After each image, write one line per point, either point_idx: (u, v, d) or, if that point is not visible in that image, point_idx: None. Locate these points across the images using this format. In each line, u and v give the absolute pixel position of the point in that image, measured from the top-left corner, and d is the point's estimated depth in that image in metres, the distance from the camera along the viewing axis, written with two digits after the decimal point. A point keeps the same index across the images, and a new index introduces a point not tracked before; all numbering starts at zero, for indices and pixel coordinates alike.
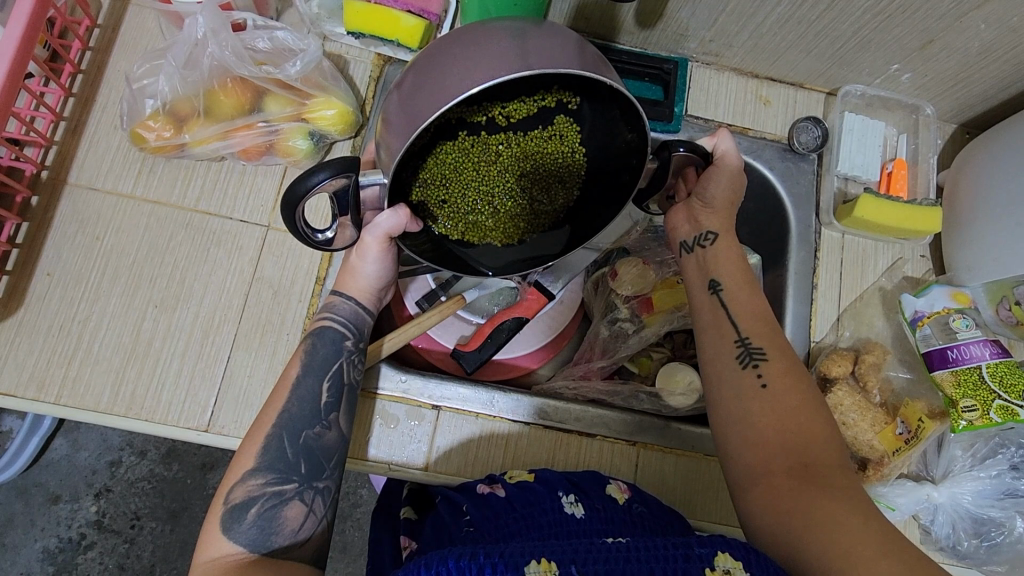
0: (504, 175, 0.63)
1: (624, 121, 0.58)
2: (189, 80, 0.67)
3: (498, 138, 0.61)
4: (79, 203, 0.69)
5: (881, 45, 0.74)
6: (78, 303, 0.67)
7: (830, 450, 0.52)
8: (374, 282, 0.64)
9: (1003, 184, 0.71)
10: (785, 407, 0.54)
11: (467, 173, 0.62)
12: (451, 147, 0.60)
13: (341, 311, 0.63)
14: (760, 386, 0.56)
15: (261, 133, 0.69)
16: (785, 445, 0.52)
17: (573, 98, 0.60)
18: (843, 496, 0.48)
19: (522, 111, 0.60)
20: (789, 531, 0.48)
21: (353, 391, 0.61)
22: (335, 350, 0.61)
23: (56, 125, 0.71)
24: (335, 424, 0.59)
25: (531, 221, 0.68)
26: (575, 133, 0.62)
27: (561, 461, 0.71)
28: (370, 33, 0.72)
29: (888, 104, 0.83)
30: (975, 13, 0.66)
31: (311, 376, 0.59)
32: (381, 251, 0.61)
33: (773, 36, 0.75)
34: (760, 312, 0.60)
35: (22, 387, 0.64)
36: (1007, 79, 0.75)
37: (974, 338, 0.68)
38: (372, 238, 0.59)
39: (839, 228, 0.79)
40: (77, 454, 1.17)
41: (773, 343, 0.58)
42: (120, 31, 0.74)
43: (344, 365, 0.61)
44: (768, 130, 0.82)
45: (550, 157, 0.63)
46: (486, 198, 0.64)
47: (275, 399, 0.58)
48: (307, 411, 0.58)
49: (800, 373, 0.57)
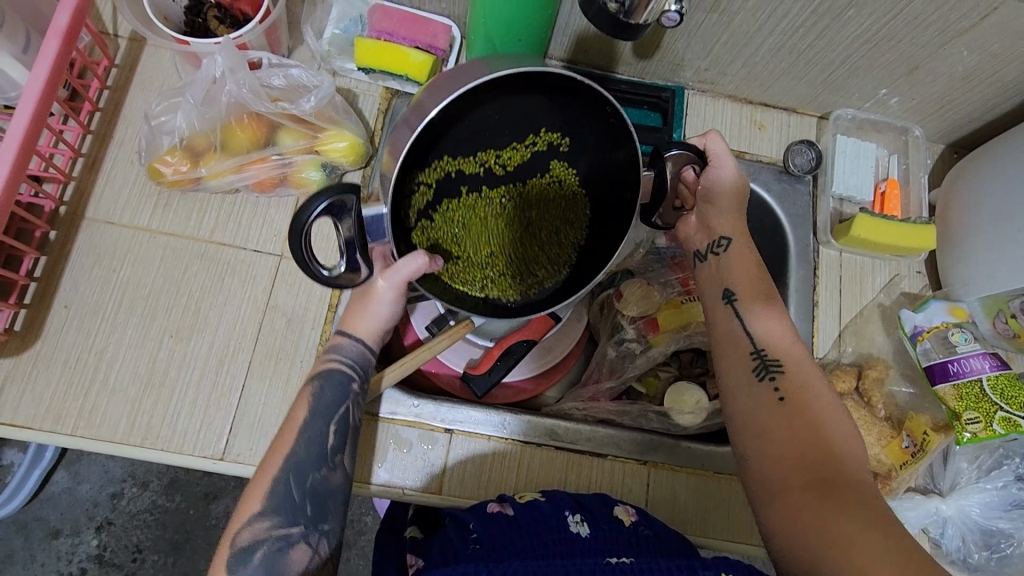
0: (509, 225, 0.65)
1: (612, 137, 0.61)
2: (206, 117, 0.69)
3: (500, 192, 0.64)
4: (96, 237, 0.71)
5: (869, 72, 0.78)
6: (95, 335, 0.68)
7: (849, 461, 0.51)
8: (384, 323, 0.66)
9: (994, 204, 0.74)
10: (803, 422, 0.54)
11: (475, 229, 0.64)
12: (456, 205, 0.63)
13: (347, 352, 0.64)
14: (777, 399, 0.57)
15: (274, 166, 0.71)
16: (803, 457, 0.52)
17: (563, 139, 0.62)
18: (866, 510, 0.47)
19: (516, 158, 0.62)
20: (808, 551, 0.48)
21: (358, 431, 0.62)
22: (341, 392, 0.62)
23: (74, 161, 0.72)
24: (341, 465, 0.59)
25: (546, 265, 0.67)
26: (574, 174, 0.64)
27: (573, 483, 0.72)
28: (380, 68, 0.75)
29: (878, 127, 0.87)
30: (957, 40, 0.70)
31: (319, 418, 0.60)
32: (393, 296, 0.63)
33: (765, 65, 0.79)
34: (779, 323, 0.61)
35: (38, 420, 0.65)
36: (990, 102, 0.78)
37: (974, 351, 0.70)
38: (385, 282, 0.61)
39: (836, 247, 0.82)
40: (78, 486, 1.17)
41: (789, 355, 0.59)
42: (136, 71, 0.76)
43: (350, 406, 0.62)
44: (764, 153, 0.85)
45: (552, 201, 0.65)
46: (497, 248, 0.65)
47: (283, 439, 0.59)
48: (314, 453, 0.58)
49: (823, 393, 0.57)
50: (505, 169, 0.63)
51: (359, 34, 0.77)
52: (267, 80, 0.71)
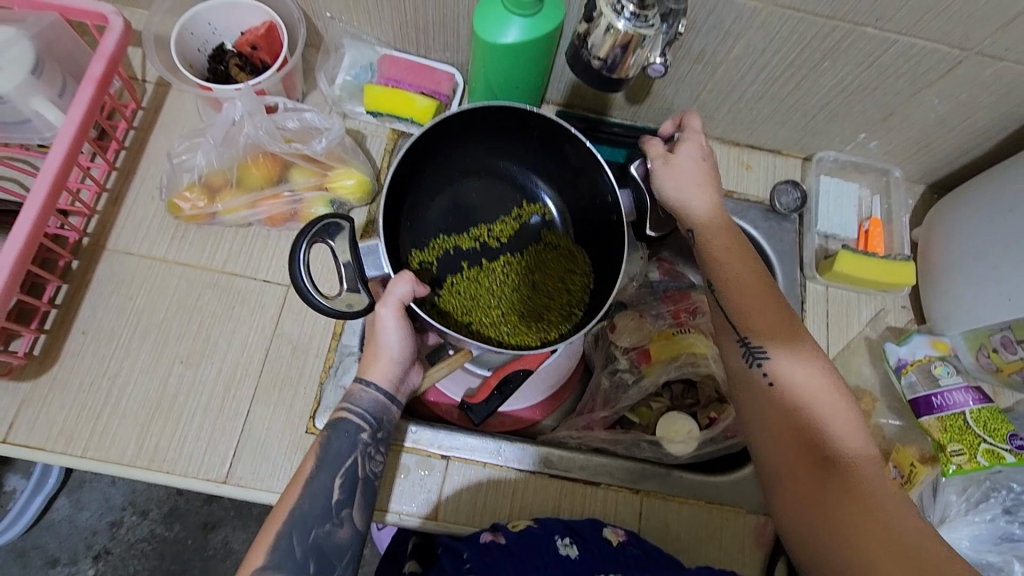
0: (515, 288, 0.75)
1: (584, 181, 0.75)
2: (225, 156, 0.74)
3: (500, 262, 0.77)
4: (115, 267, 0.75)
5: (847, 118, 0.82)
6: (109, 360, 0.72)
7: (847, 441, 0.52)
8: (395, 357, 0.62)
9: (969, 242, 0.77)
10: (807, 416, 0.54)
11: (484, 297, 0.75)
12: (461, 280, 0.75)
13: (362, 401, 0.62)
14: (768, 386, 0.56)
15: (286, 202, 0.75)
16: (801, 442, 0.53)
17: (547, 211, 0.79)
18: (875, 502, 0.49)
19: (507, 230, 0.78)
20: (813, 538, 0.50)
21: (368, 484, 0.62)
22: (350, 443, 0.61)
23: (99, 196, 0.77)
24: (347, 520, 0.60)
25: (558, 308, 0.75)
26: (563, 237, 0.79)
27: (566, 510, 0.73)
28: (387, 112, 0.80)
29: (860, 169, 0.91)
30: (927, 89, 0.74)
31: (324, 472, 0.59)
32: (399, 327, 0.62)
33: (750, 110, 0.84)
34: (767, 297, 0.60)
35: (51, 442, 0.68)
36: (964, 146, 0.83)
37: (956, 384, 0.72)
38: (388, 312, 0.61)
39: (821, 282, 0.85)
40: (79, 514, 1.18)
41: (776, 331, 0.58)
42: (161, 114, 0.82)
43: (358, 458, 0.61)
44: (751, 192, 0.89)
45: (550, 260, 0.77)
46: (507, 308, 0.74)
47: (290, 490, 0.59)
48: (319, 508, 0.58)
49: (820, 369, 0.56)
50: (500, 244, 0.77)
51: (369, 80, 0.83)
52: (283, 122, 0.76)
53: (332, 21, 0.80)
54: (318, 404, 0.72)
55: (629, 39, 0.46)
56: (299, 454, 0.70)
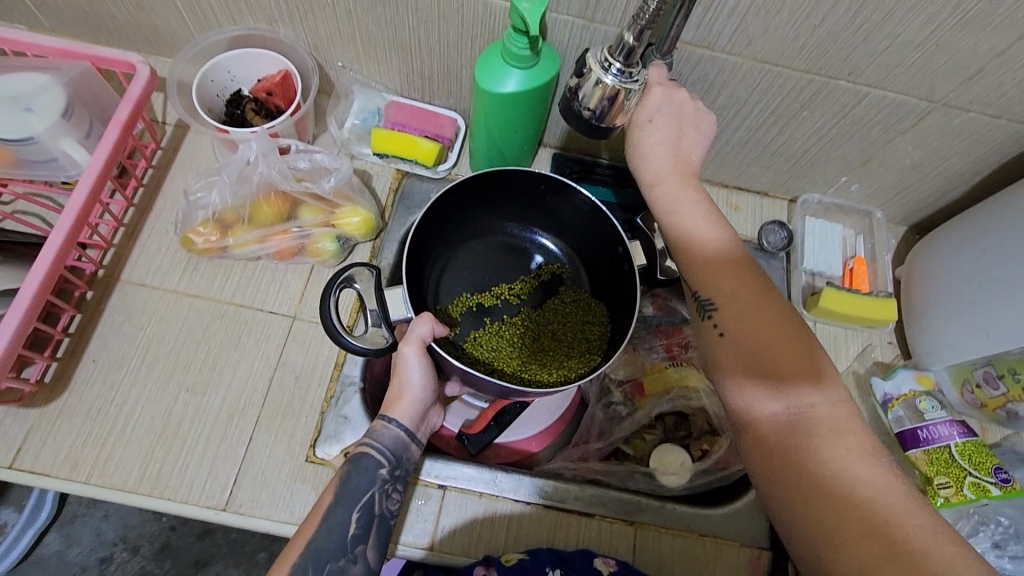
0: (536, 337, 0.80)
1: (592, 231, 0.82)
2: (238, 193, 0.78)
3: (521, 315, 0.82)
4: (128, 298, 0.78)
5: (828, 162, 0.87)
6: (117, 387, 0.74)
7: (801, 381, 0.55)
8: (418, 396, 0.68)
9: (949, 280, 0.80)
10: (772, 364, 0.56)
11: (506, 348, 0.79)
12: (484, 334, 0.80)
13: (384, 438, 0.66)
14: (719, 335, 0.60)
15: (294, 237, 0.79)
16: (756, 384, 0.56)
17: (562, 267, 0.86)
18: (843, 454, 0.51)
19: (525, 287, 0.83)
20: (771, 475, 0.54)
21: (383, 521, 0.65)
22: (369, 479, 0.65)
23: (116, 230, 0.81)
24: (361, 556, 0.62)
25: (578, 352, 0.79)
26: (578, 289, 0.84)
27: (561, 541, 0.74)
28: (394, 154, 0.85)
29: (843, 210, 0.95)
30: (901, 137, 0.79)
31: (342, 506, 0.63)
32: (423, 366, 0.68)
33: (736, 154, 0.88)
34: (722, 258, 0.64)
35: (56, 468, 0.69)
36: (940, 189, 0.87)
37: (941, 418, 0.74)
38: (411, 352, 0.67)
39: (809, 318, 0.88)
40: (69, 549, 1.17)
41: (727, 288, 0.62)
42: (178, 153, 0.87)
43: (376, 495, 0.65)
44: (740, 232, 0.93)
45: (567, 309, 0.82)
46: (529, 355, 0.78)
47: (309, 523, 0.62)
48: (334, 542, 0.61)
49: (769, 313, 0.59)
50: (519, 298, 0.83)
51: (376, 124, 0.88)
52: (295, 162, 0.80)
53: (342, 70, 0.86)
54: (319, 432, 0.74)
55: (615, 92, 0.49)
56: (299, 483, 0.72)
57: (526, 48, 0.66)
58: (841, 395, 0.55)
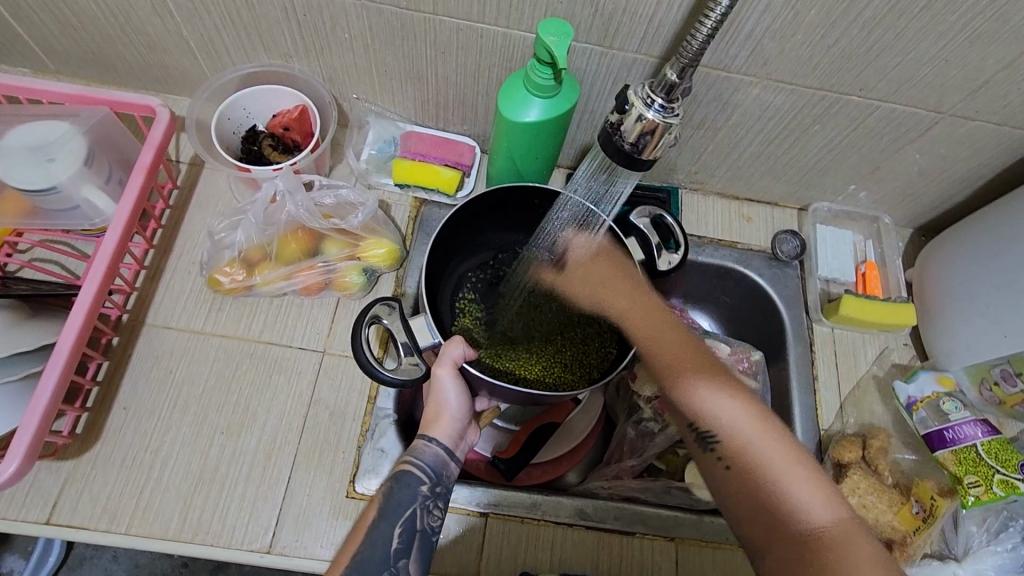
0: (550, 340, 0.80)
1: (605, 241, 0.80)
2: (265, 232, 0.78)
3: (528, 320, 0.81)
4: (154, 341, 0.77)
5: (838, 171, 0.89)
6: (152, 434, 0.73)
7: (801, 505, 0.59)
8: (456, 415, 0.66)
9: (962, 283, 0.82)
10: (781, 486, 0.61)
11: (522, 354, 0.78)
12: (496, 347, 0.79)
13: (425, 456, 0.64)
14: (726, 470, 0.64)
15: (320, 272, 0.79)
16: (759, 505, 0.61)
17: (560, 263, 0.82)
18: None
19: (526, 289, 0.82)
20: None
21: (426, 537, 0.62)
22: (411, 495, 0.62)
23: (138, 273, 0.80)
24: (404, 571, 0.59)
25: (594, 346, 0.79)
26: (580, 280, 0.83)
27: (605, 563, 0.75)
28: (415, 184, 0.86)
29: (851, 216, 0.98)
30: (910, 145, 0.81)
31: (385, 521, 0.60)
32: (456, 383, 0.67)
33: (748, 168, 0.90)
34: (714, 379, 0.69)
35: (94, 520, 0.68)
36: (946, 193, 0.90)
37: (964, 418, 0.76)
38: (444, 368, 0.66)
39: (828, 324, 0.90)
40: None
41: (721, 405, 0.67)
42: (195, 191, 0.86)
43: (418, 511, 0.62)
44: (754, 242, 0.95)
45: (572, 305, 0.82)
46: (547, 361, 0.78)
47: (353, 538, 0.60)
48: (378, 557, 0.59)
49: (764, 428, 0.65)
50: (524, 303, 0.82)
51: (392, 153, 0.88)
52: (320, 199, 0.81)
53: (357, 101, 0.86)
54: (357, 468, 0.74)
55: (656, 126, 0.52)
56: (341, 519, 0.71)
57: (549, 78, 0.67)
58: (852, 513, 0.59)
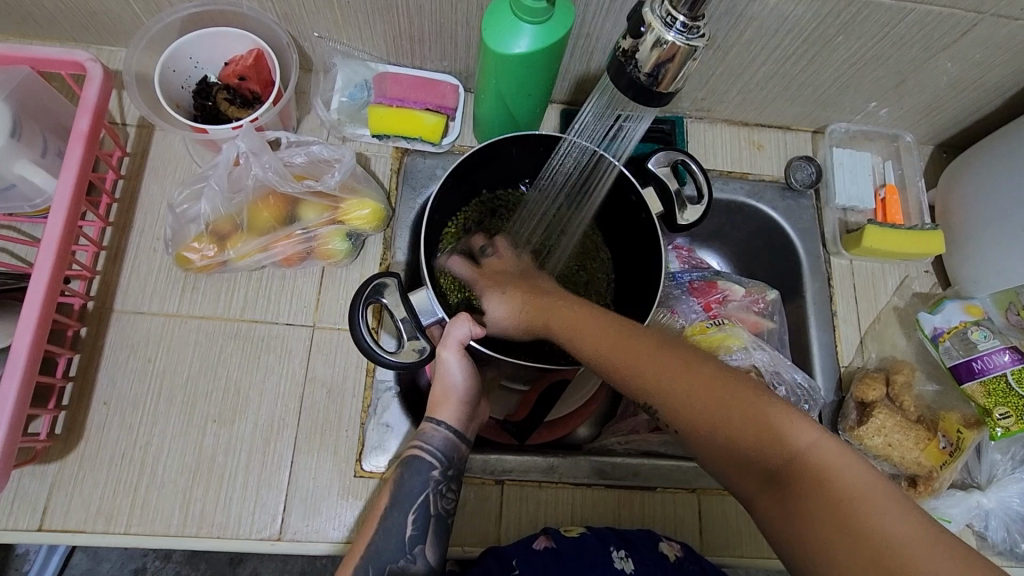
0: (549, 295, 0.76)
1: (620, 189, 0.71)
2: (232, 201, 0.70)
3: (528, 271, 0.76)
4: (127, 329, 0.71)
5: (859, 87, 0.81)
6: (139, 428, 0.68)
7: (794, 433, 0.44)
8: (462, 397, 0.61)
9: (992, 204, 0.77)
10: (760, 420, 0.44)
11: None
12: None
13: (434, 441, 0.60)
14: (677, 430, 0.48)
15: (300, 241, 0.71)
16: (737, 450, 0.45)
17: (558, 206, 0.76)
18: (871, 511, 0.39)
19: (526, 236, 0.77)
20: None
21: (441, 521, 0.60)
22: (421, 482, 0.59)
23: (97, 255, 0.73)
24: (421, 556, 0.58)
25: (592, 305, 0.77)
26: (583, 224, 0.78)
27: (627, 519, 0.73)
28: (396, 134, 0.77)
29: (870, 136, 0.90)
30: (941, 54, 0.73)
31: (397, 509, 0.58)
32: (465, 364, 0.61)
33: (760, 90, 0.82)
34: (619, 338, 0.52)
35: (90, 523, 0.65)
36: (974, 104, 0.82)
37: (994, 347, 0.72)
38: (449, 350, 0.61)
39: (847, 256, 0.85)
40: (98, 567, 1.10)
41: (632, 359, 0.50)
42: (148, 157, 0.77)
43: (430, 495, 0.59)
44: (766, 172, 0.88)
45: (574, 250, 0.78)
46: None
47: (367, 526, 0.59)
48: (393, 545, 0.58)
49: (680, 364, 0.49)
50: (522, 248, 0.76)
51: (366, 99, 0.79)
52: (289, 159, 0.73)
53: (319, 40, 0.76)
54: (362, 445, 0.70)
55: (677, 53, 0.45)
56: (351, 500, 0.68)
57: None
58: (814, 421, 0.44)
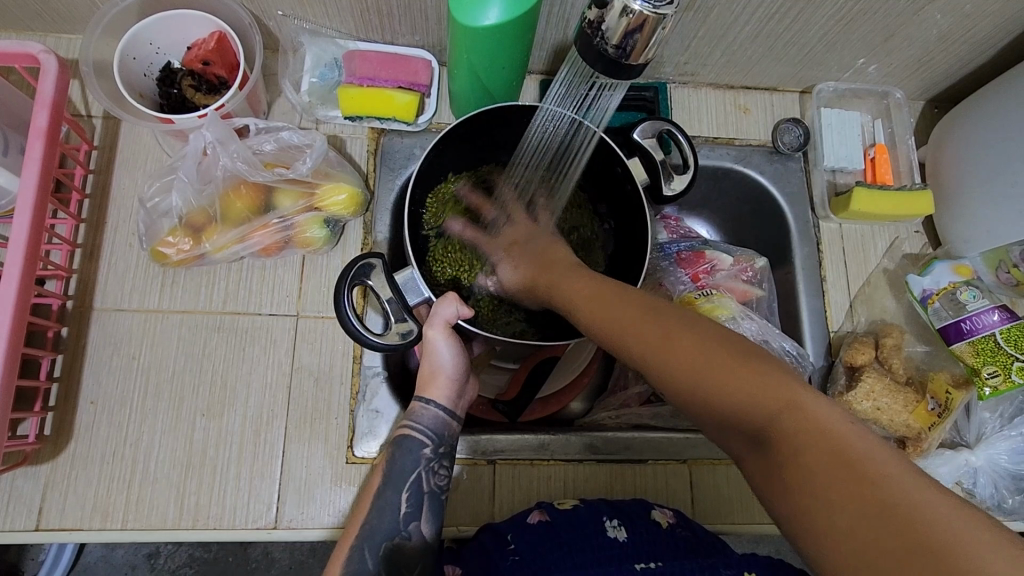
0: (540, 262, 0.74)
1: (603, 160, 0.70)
2: (203, 193, 0.68)
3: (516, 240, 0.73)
4: (108, 327, 0.70)
5: (846, 45, 0.78)
6: (128, 425, 0.68)
7: (778, 382, 0.38)
8: (452, 375, 0.62)
9: (982, 162, 0.75)
10: (746, 366, 0.39)
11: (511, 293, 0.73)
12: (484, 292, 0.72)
13: (424, 419, 0.61)
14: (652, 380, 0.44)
15: (277, 230, 0.70)
16: (717, 394, 0.40)
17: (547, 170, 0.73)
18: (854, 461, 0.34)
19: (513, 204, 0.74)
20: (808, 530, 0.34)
21: (435, 497, 0.60)
22: (413, 461, 0.60)
23: (72, 253, 0.71)
24: (417, 533, 0.58)
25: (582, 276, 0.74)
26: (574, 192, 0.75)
27: (619, 491, 0.74)
28: (368, 115, 0.75)
29: (858, 94, 0.88)
30: (929, 7, 0.70)
31: (390, 488, 0.59)
32: (450, 344, 0.62)
33: (743, 51, 0.79)
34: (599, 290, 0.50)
35: (87, 519, 0.65)
36: (964, 58, 0.80)
37: (984, 307, 0.71)
38: (435, 328, 0.61)
39: (836, 220, 0.83)
40: (113, 552, 1.12)
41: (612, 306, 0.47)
42: (118, 150, 0.75)
43: (422, 474, 0.60)
44: (753, 136, 0.86)
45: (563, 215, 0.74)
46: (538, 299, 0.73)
47: (361, 503, 0.59)
48: (385, 524, 0.57)
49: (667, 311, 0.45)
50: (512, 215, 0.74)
51: (337, 79, 0.76)
52: (259, 146, 0.71)
53: (284, 19, 0.73)
54: (353, 432, 0.70)
55: (645, 22, 0.42)
56: (344, 487, 0.69)
57: None
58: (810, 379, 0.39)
